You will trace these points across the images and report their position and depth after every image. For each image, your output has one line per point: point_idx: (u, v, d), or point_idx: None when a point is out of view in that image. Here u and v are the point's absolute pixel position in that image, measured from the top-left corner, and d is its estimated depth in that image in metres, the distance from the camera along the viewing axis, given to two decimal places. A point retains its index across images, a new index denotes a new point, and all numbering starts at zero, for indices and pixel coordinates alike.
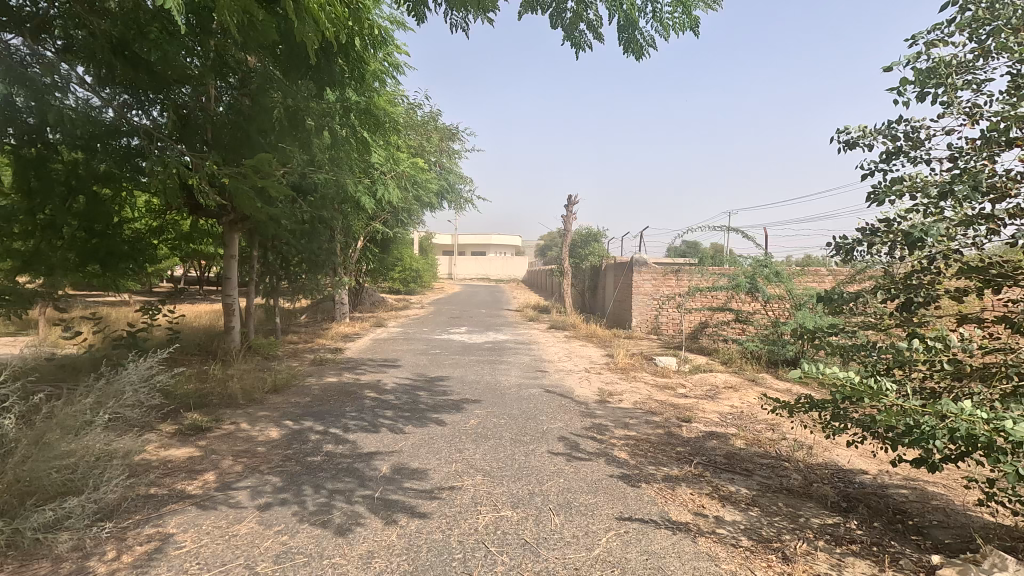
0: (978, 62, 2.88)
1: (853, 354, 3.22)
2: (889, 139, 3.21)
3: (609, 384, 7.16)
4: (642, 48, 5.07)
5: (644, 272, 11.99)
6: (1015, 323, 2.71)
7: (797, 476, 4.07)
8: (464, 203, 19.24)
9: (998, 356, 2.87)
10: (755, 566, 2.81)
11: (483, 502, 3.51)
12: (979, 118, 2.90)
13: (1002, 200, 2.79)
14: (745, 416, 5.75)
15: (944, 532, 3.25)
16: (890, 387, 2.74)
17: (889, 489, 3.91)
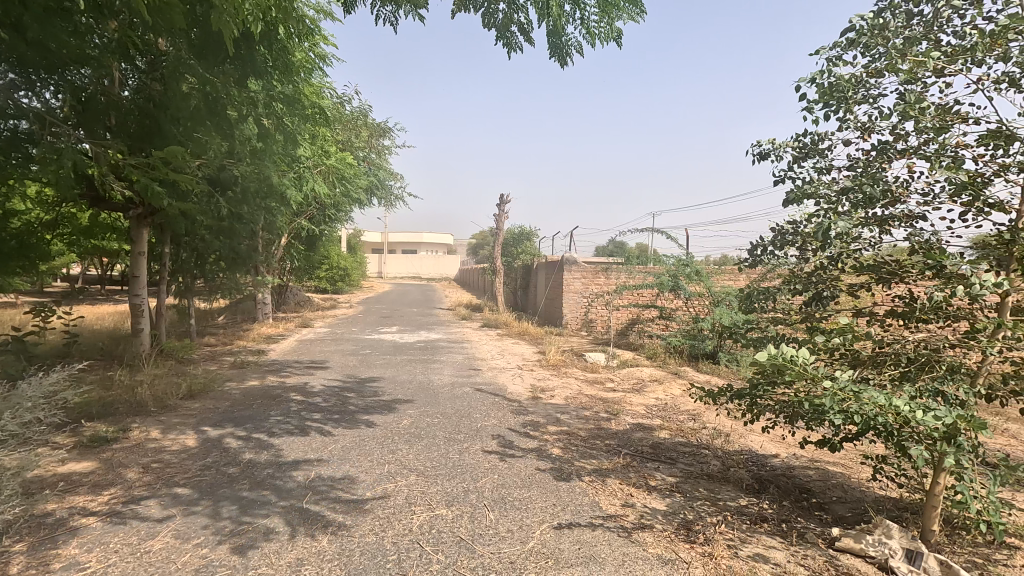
0: (871, 80, 3.16)
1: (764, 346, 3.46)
2: (797, 150, 3.48)
3: (541, 381, 7.29)
4: (569, 53, 5.19)
5: (573, 270, 12.24)
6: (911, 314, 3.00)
7: (715, 462, 4.33)
8: (394, 200, 18.87)
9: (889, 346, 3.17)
10: (679, 548, 2.97)
11: (418, 502, 3.48)
12: (872, 131, 3.20)
13: (892, 204, 3.11)
14: (669, 408, 6.04)
15: (843, 506, 3.57)
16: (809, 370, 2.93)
17: (795, 470, 4.24)
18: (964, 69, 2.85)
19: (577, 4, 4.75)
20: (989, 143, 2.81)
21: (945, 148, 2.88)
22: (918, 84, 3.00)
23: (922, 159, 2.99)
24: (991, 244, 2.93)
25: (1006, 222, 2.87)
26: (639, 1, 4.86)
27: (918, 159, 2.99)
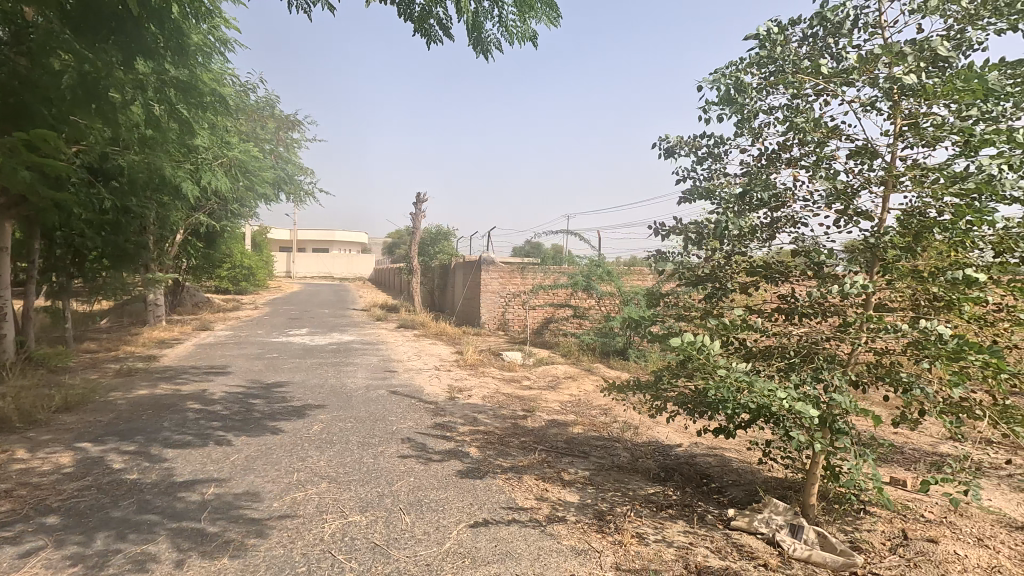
0: (763, 94, 3.40)
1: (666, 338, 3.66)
2: (697, 151, 3.69)
3: (458, 381, 7.27)
4: (487, 51, 5.22)
5: (491, 270, 12.31)
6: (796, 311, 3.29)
7: (625, 454, 4.54)
8: (304, 196, 18.02)
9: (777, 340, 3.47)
10: (591, 538, 3.08)
11: (329, 510, 3.35)
12: (762, 140, 3.46)
13: (777, 209, 3.40)
14: (582, 404, 6.24)
15: (737, 489, 3.87)
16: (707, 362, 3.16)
17: (697, 457, 4.54)
18: (839, 91, 3.17)
19: (495, 3, 4.80)
20: (858, 158, 3.16)
21: (823, 160, 3.20)
22: (802, 100, 3.28)
23: (803, 169, 3.29)
24: (858, 247, 3.29)
25: (870, 228, 3.25)
26: (555, 4, 4.99)
27: (801, 169, 3.30)
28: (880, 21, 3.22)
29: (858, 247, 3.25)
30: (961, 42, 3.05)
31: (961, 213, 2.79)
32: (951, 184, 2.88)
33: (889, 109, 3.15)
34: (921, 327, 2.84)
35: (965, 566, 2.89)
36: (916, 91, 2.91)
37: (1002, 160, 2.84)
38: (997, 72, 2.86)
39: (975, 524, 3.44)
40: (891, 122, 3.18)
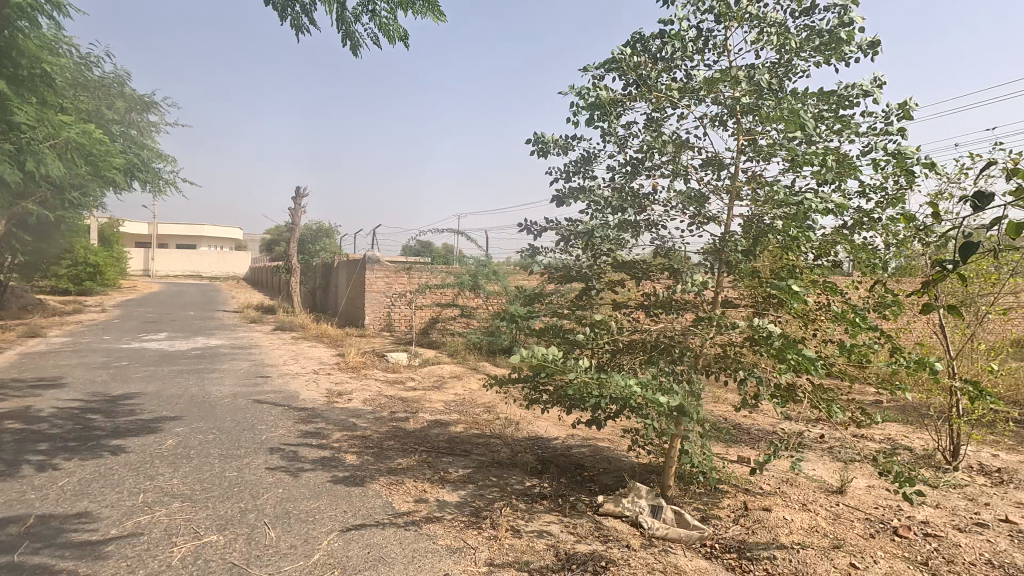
0: (627, 103, 3.62)
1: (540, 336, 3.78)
2: (567, 152, 3.82)
3: (338, 385, 6.97)
4: (361, 44, 5.05)
5: (375, 269, 11.95)
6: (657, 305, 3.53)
7: (505, 450, 4.63)
8: (164, 186, 16.25)
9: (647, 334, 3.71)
10: (467, 536, 3.10)
11: (181, 532, 3.04)
12: (627, 147, 3.66)
13: (642, 213, 3.63)
14: (466, 402, 6.27)
15: (608, 476, 4.11)
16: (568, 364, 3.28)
17: (572, 448, 4.75)
18: (692, 105, 3.47)
19: None
20: (709, 169, 3.48)
21: (679, 171, 3.49)
22: (662, 113, 3.54)
23: (662, 176, 3.55)
24: (709, 249, 3.61)
25: (718, 233, 3.58)
26: (436, 2, 4.93)
27: (660, 176, 3.55)
28: (725, 45, 3.58)
29: (709, 250, 3.56)
30: (789, 69, 3.48)
31: (789, 220, 3.18)
32: (781, 194, 3.27)
33: (733, 125, 3.50)
34: (755, 325, 3.23)
35: (791, 529, 3.32)
36: (753, 110, 3.27)
37: (820, 176, 3.28)
38: (816, 98, 3.30)
39: (802, 492, 3.96)
40: (735, 137, 3.55)
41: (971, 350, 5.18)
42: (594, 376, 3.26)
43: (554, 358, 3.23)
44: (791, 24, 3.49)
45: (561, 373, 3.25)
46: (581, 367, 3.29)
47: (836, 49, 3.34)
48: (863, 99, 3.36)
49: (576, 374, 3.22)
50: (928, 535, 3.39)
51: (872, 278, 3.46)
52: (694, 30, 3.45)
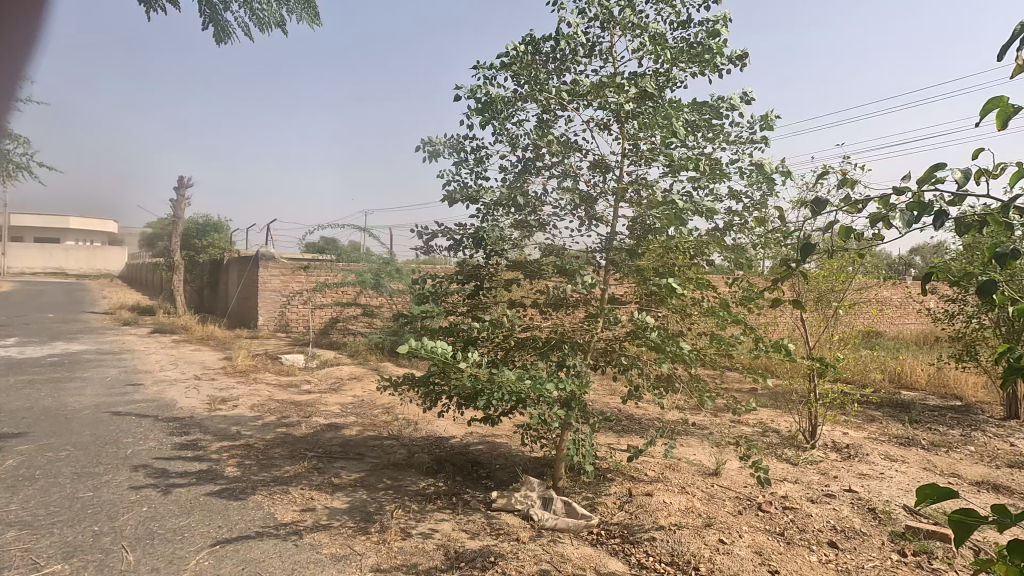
0: (518, 103, 3.67)
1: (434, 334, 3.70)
2: (459, 152, 3.81)
3: (223, 390, 6.48)
4: (228, 34, 4.76)
5: (269, 266, 11.27)
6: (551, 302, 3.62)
7: (401, 451, 4.54)
8: (15, 171, 14.27)
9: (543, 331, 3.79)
10: (353, 542, 3.00)
11: (15, 564, 2.67)
12: (518, 147, 3.71)
13: (534, 212, 3.68)
14: (364, 404, 6.08)
15: (503, 471, 4.16)
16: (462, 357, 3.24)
17: (469, 446, 4.76)
18: (580, 108, 3.59)
19: None
20: (596, 170, 3.61)
21: (568, 172, 3.59)
22: (552, 115, 3.63)
23: (552, 177, 3.63)
24: (597, 248, 3.74)
25: (605, 232, 3.72)
26: None
27: (550, 177, 3.63)
28: (610, 52, 3.75)
29: (597, 249, 3.68)
30: (667, 79, 3.72)
31: (667, 221, 3.37)
32: (661, 196, 3.47)
33: (618, 129, 3.67)
34: (637, 320, 3.40)
35: (669, 511, 3.55)
36: (635, 115, 3.45)
37: (694, 180, 3.52)
38: (691, 107, 3.54)
39: (682, 475, 4.25)
40: (620, 141, 3.71)
41: (826, 340, 5.83)
42: (486, 371, 3.26)
43: (448, 351, 3.17)
44: (669, 36, 3.73)
45: (455, 368, 3.20)
46: (474, 362, 3.26)
47: (708, 62, 3.61)
48: (732, 109, 3.66)
49: (464, 366, 3.19)
50: (786, 508, 3.76)
51: (739, 276, 3.78)
52: (581, 35, 3.58)
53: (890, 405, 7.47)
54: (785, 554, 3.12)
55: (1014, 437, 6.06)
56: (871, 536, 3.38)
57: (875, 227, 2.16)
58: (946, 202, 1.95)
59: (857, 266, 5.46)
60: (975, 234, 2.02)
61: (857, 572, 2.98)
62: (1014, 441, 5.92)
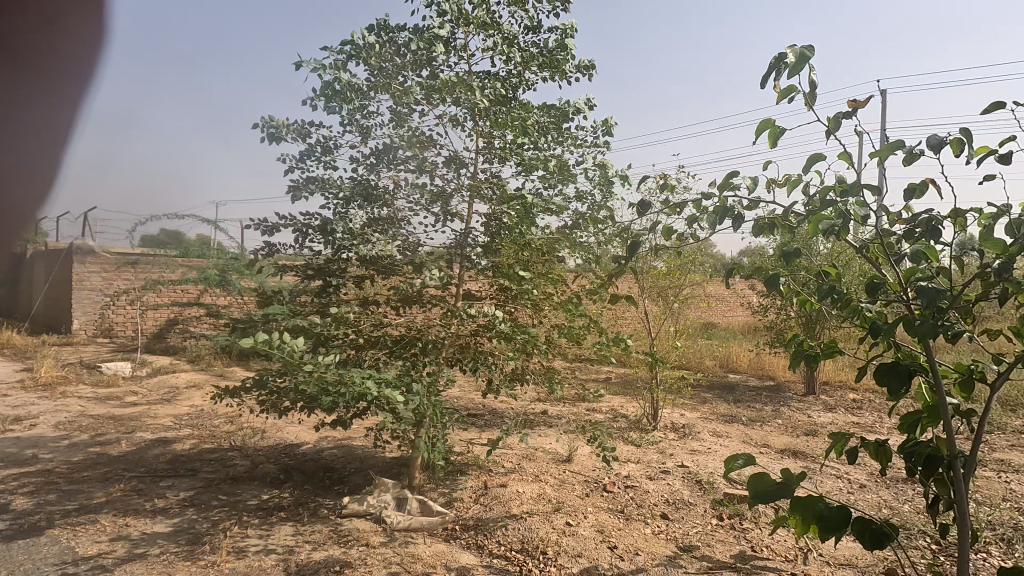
0: (369, 93, 3.49)
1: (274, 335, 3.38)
2: (304, 139, 3.57)
3: (17, 408, 5.45)
4: None
5: (87, 262, 9.73)
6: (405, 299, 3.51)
7: (243, 463, 4.16)
8: None
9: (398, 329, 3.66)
10: (176, 569, 2.68)
11: None
12: (370, 138, 3.54)
13: (387, 206, 3.53)
14: (203, 414, 5.48)
15: (357, 475, 4.00)
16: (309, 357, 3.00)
17: (322, 452, 4.50)
18: (433, 103, 3.52)
19: None
20: (450, 166, 3.56)
21: (422, 166, 3.50)
22: (405, 107, 3.53)
23: (407, 171, 3.52)
24: (453, 245, 3.70)
25: (460, 229, 3.70)
26: None
27: (403, 172, 3.51)
28: (464, 50, 3.74)
29: (452, 246, 3.64)
30: (520, 81, 3.81)
31: (519, 218, 3.45)
32: (513, 194, 3.52)
33: (472, 126, 3.67)
34: (491, 315, 3.44)
35: (522, 500, 3.66)
36: (489, 113, 3.46)
37: (545, 180, 3.65)
38: (541, 109, 3.66)
39: (537, 464, 4.42)
40: (474, 139, 3.72)
41: (666, 331, 6.43)
42: (334, 372, 3.07)
43: (293, 350, 2.92)
44: (522, 40, 3.82)
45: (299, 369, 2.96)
46: (321, 362, 3.05)
47: (558, 68, 3.76)
48: (578, 114, 3.85)
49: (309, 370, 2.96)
50: (627, 486, 4.08)
51: (587, 273, 3.99)
52: (435, 28, 3.52)
53: (719, 387, 8.47)
54: (623, 529, 3.38)
55: (809, 409, 7.19)
56: (695, 505, 3.79)
57: (691, 226, 2.41)
58: (744, 206, 2.23)
59: (689, 265, 6.08)
60: (768, 235, 2.31)
61: (683, 538, 3.31)
62: (810, 412, 7.04)
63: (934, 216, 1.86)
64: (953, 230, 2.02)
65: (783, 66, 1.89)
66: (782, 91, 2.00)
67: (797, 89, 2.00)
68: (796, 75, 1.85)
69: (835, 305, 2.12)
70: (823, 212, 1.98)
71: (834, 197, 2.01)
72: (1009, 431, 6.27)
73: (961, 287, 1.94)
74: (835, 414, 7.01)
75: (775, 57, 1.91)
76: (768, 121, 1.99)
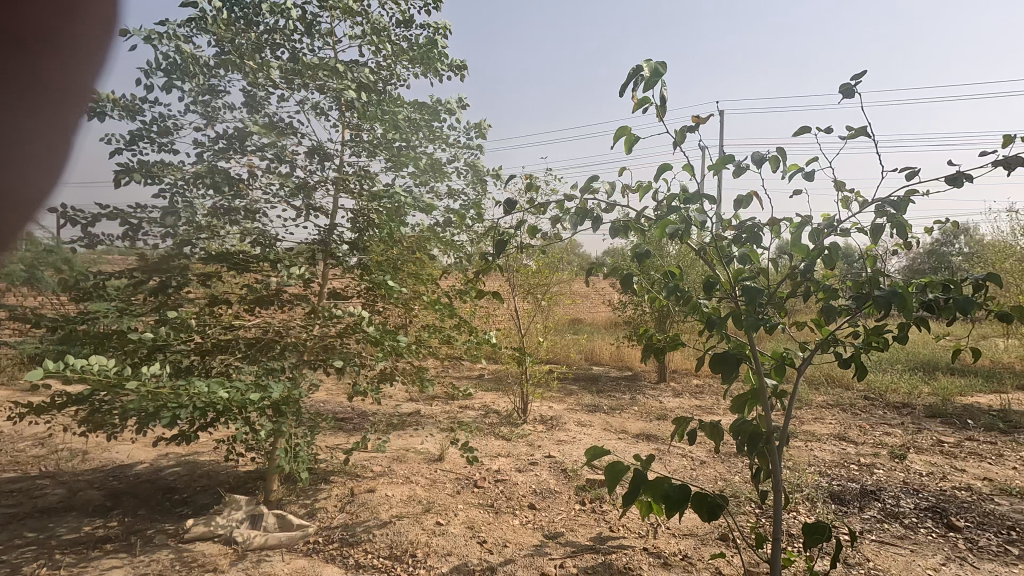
0: (216, 70, 3.12)
1: (96, 346, 2.91)
2: (135, 117, 3.12)
3: None
4: None
5: None
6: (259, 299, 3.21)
7: (57, 491, 3.56)
8: None
9: (252, 331, 3.35)
10: None
11: None
12: (218, 120, 3.16)
13: (239, 197, 3.19)
14: (2, 437, 4.60)
15: (205, 494, 3.63)
16: (135, 372, 2.63)
17: (162, 470, 4.01)
18: (293, 88, 3.25)
19: None
20: (313, 157, 3.31)
21: (281, 155, 3.21)
22: (261, 89, 3.23)
23: (262, 160, 3.20)
24: (315, 242, 3.44)
25: (324, 224, 3.46)
26: None
27: (259, 159, 3.20)
28: (329, 36, 3.53)
29: (315, 241, 3.39)
30: (391, 75, 3.69)
31: (389, 215, 3.33)
32: (383, 189, 3.38)
33: (337, 116, 3.45)
34: (356, 316, 3.28)
35: (391, 504, 3.57)
36: (356, 104, 3.28)
37: (416, 177, 3.55)
38: (412, 105, 3.58)
39: (408, 466, 4.34)
40: (340, 130, 3.51)
41: (535, 327, 6.68)
42: (168, 385, 2.72)
43: (109, 367, 2.53)
44: (391, 32, 3.68)
45: (119, 388, 2.58)
46: (148, 377, 2.68)
47: (431, 64, 3.70)
48: (450, 114, 3.81)
49: (138, 382, 2.59)
50: (498, 480, 4.17)
51: (458, 272, 3.98)
52: (296, 8, 3.27)
53: (583, 379, 9.00)
54: (492, 523, 3.44)
55: (661, 396, 7.92)
56: (560, 492, 3.98)
57: (555, 226, 2.50)
58: (602, 209, 2.38)
59: (556, 264, 6.38)
60: (625, 238, 2.46)
61: (549, 526, 3.46)
62: (661, 398, 7.76)
63: (757, 223, 2.12)
64: (774, 236, 2.30)
65: (640, 78, 2.03)
66: (638, 101, 2.14)
67: (650, 100, 2.15)
68: (651, 88, 1.99)
69: (678, 302, 2.33)
70: (670, 217, 2.17)
71: (678, 204, 2.22)
72: (814, 406, 7.45)
73: (777, 285, 2.24)
74: (682, 399, 7.81)
75: (633, 68, 2.04)
76: (625, 128, 2.12)
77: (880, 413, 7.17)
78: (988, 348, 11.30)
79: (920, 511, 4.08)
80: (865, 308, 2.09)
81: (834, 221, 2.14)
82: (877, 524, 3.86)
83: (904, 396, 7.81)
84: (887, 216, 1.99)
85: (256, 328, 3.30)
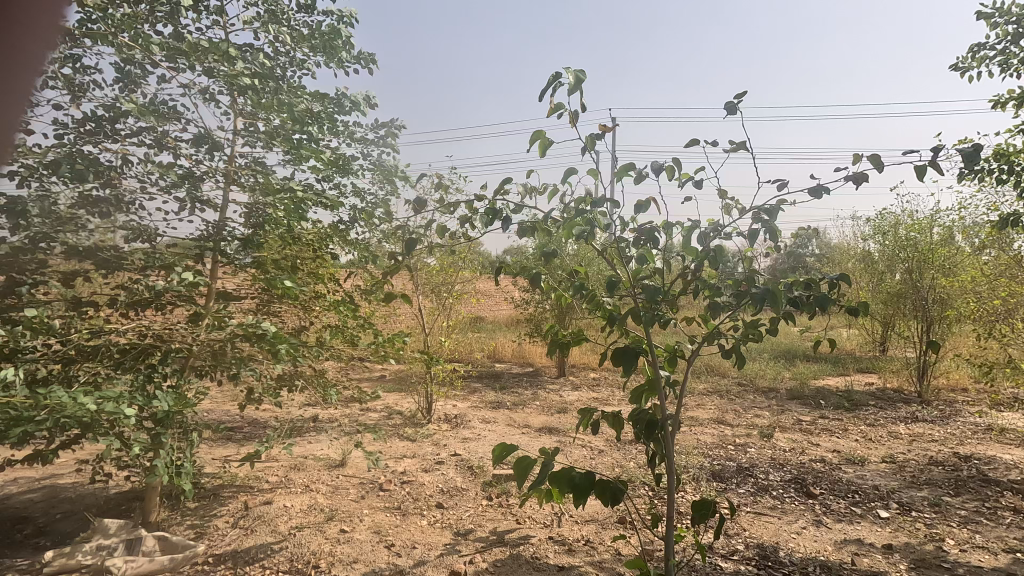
0: (80, 40, 2.74)
1: None
2: None
3: None
4: None
5: None
6: (136, 300, 2.89)
7: None
8: None
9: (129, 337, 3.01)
10: None
11: None
12: (84, 97, 2.79)
13: (109, 186, 2.84)
14: None
15: (67, 521, 3.21)
16: None
17: (10, 499, 3.48)
18: (178, 69, 2.96)
19: None
20: (200, 145, 3.04)
21: (161, 141, 2.91)
22: (137, 67, 2.91)
23: (139, 146, 2.89)
24: (201, 238, 3.14)
25: (212, 219, 3.18)
26: None
27: (135, 146, 2.88)
28: (220, 14, 3.25)
29: (201, 237, 3.10)
30: (291, 62, 3.48)
31: (287, 211, 3.13)
32: (279, 183, 3.17)
33: (229, 103, 3.20)
34: (250, 321, 3.05)
35: (290, 515, 3.39)
36: (250, 90, 3.06)
37: (317, 172, 3.37)
38: (314, 96, 3.40)
39: (307, 474, 4.14)
40: (231, 118, 3.25)
41: (439, 326, 6.63)
42: (23, 397, 2.37)
43: None
44: (292, 16, 3.48)
45: None
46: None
47: (335, 54, 3.54)
48: (355, 108, 3.67)
49: None
50: (403, 482, 4.10)
51: (361, 271, 3.86)
52: None
53: (487, 377, 9.10)
54: (400, 526, 3.38)
55: (561, 390, 8.21)
56: (467, 490, 4.00)
57: (463, 226, 2.50)
58: (511, 210, 2.42)
59: (460, 263, 6.39)
60: (532, 238, 2.52)
61: (458, 523, 3.48)
62: (561, 393, 8.05)
63: (655, 227, 2.27)
64: (668, 239, 2.47)
65: (561, 84, 2.08)
66: (554, 106, 2.19)
67: (565, 106, 2.22)
68: (572, 95, 2.06)
69: (583, 299, 2.44)
70: (577, 219, 2.26)
71: (584, 208, 2.32)
72: (697, 393, 8.13)
73: (671, 285, 2.42)
74: (580, 392, 8.15)
75: (554, 74, 2.09)
76: (541, 132, 2.18)
77: (752, 397, 7.99)
78: (834, 338, 13.00)
79: (786, 483, 4.61)
80: (744, 304, 2.32)
81: (719, 226, 2.35)
82: (751, 497, 4.31)
83: (770, 382, 8.77)
84: (763, 222, 2.22)
85: (134, 333, 2.97)
